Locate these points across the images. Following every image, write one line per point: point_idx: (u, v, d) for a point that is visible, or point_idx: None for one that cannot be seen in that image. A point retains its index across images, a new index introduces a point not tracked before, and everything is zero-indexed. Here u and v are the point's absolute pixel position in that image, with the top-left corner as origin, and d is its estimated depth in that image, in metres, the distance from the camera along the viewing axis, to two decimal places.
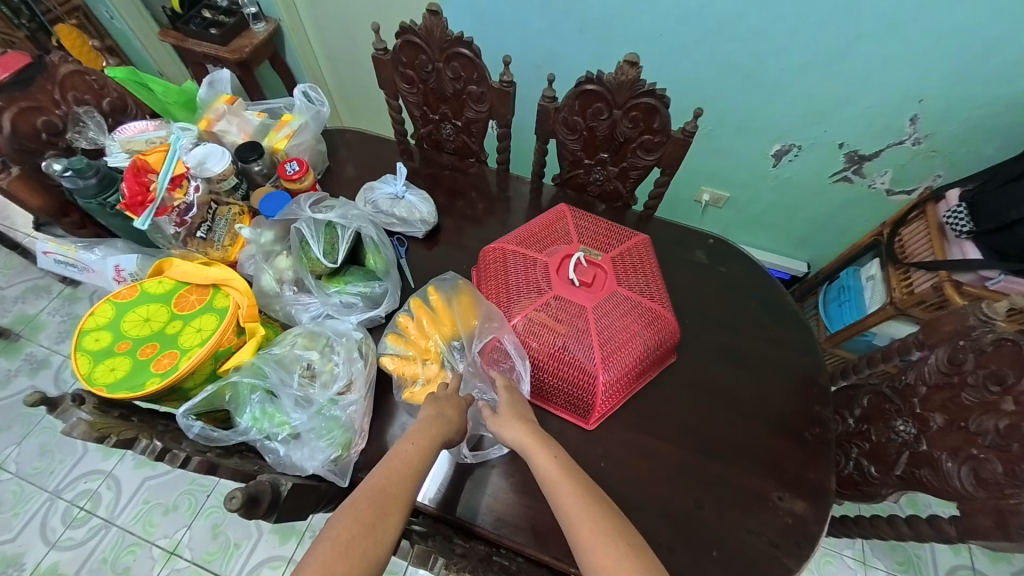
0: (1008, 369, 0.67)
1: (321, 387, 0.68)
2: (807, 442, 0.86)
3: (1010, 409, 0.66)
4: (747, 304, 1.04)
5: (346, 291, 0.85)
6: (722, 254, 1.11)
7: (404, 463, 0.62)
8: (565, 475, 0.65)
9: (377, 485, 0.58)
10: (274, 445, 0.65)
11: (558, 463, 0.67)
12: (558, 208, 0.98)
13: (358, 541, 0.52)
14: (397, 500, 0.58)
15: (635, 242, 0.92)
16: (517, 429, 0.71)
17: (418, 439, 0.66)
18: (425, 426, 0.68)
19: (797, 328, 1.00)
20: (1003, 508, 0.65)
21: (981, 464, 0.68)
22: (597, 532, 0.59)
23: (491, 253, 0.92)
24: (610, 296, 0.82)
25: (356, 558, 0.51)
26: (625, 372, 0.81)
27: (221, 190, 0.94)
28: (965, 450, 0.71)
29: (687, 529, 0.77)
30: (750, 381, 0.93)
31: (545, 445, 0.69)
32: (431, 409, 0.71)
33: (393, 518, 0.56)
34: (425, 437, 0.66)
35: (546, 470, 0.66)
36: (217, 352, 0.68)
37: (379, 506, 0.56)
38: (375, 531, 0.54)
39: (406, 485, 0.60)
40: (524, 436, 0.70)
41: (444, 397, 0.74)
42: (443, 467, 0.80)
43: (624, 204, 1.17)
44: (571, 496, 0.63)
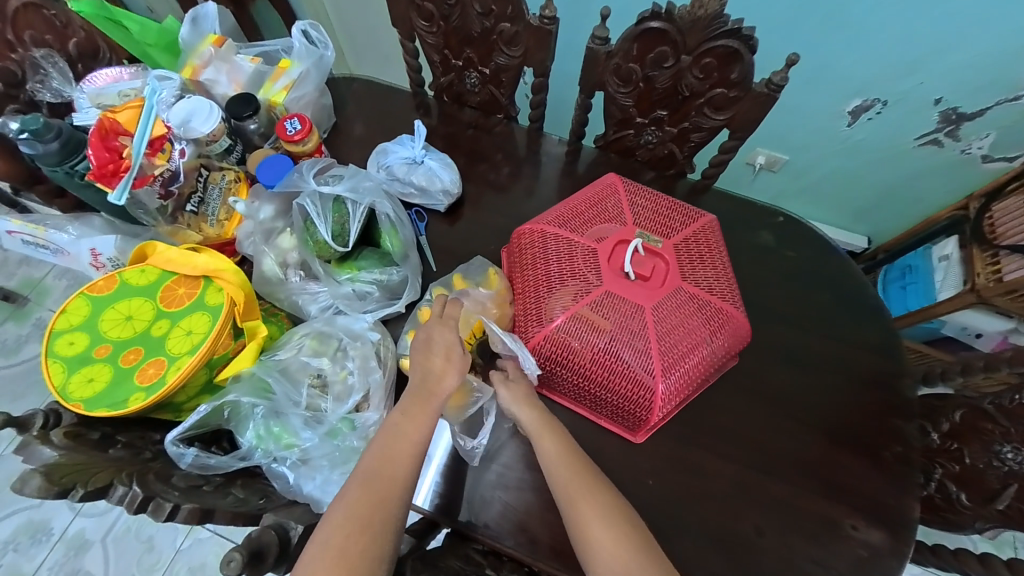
0: None
1: (334, 401, 0.58)
2: (885, 462, 0.75)
3: None
4: (820, 297, 0.89)
5: (360, 279, 0.75)
6: (793, 235, 0.95)
7: (386, 454, 0.53)
8: (572, 470, 0.61)
9: (370, 472, 0.51)
10: (282, 471, 0.55)
11: (566, 449, 0.63)
12: (606, 178, 0.82)
13: (355, 541, 0.47)
14: (393, 486, 0.51)
15: (700, 226, 0.75)
16: (524, 410, 0.66)
17: (410, 410, 0.57)
18: (418, 390, 0.58)
19: (878, 326, 0.86)
20: None
21: None
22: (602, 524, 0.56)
23: (527, 235, 0.77)
24: (673, 294, 0.68)
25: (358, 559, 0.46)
26: (688, 383, 0.68)
27: (212, 154, 0.82)
28: None
29: (744, 559, 0.68)
30: (823, 389, 0.80)
31: (553, 430, 0.65)
32: (422, 364, 0.60)
33: (391, 508, 0.50)
34: (420, 404, 0.57)
35: (550, 460, 0.62)
36: (212, 359, 0.57)
37: (375, 501, 0.49)
38: (370, 530, 0.48)
39: (403, 466, 0.53)
40: (530, 416, 0.66)
41: (434, 342, 0.62)
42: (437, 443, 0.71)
43: (677, 172, 1.00)
44: (575, 491, 0.59)
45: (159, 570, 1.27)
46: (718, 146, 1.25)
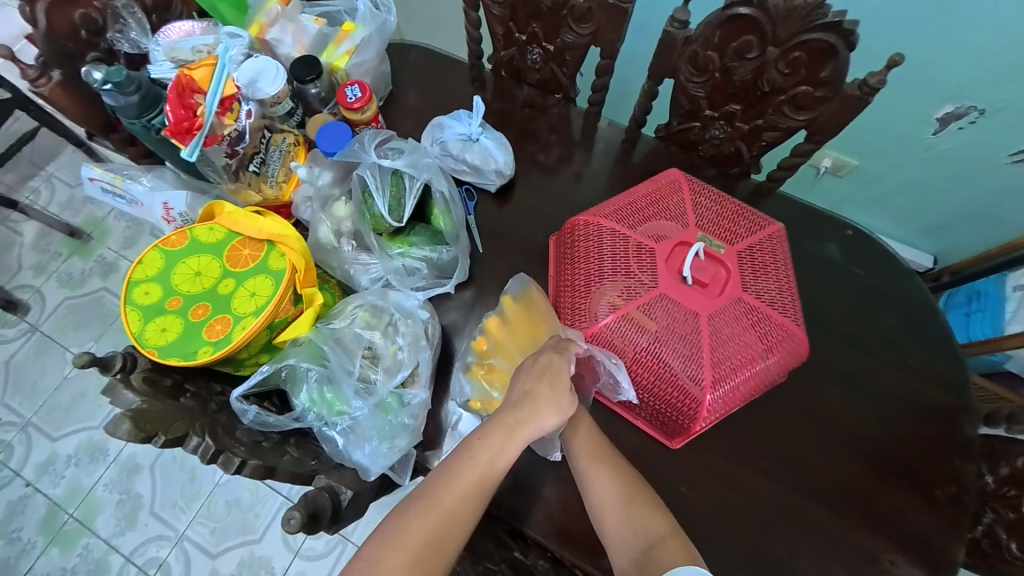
0: None
1: (384, 374, 0.60)
2: (935, 502, 0.72)
3: None
4: (883, 320, 0.82)
5: (411, 255, 0.76)
6: (860, 251, 0.88)
7: (451, 486, 0.53)
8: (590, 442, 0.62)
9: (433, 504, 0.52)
10: (331, 435, 0.58)
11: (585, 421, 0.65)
12: (670, 174, 0.78)
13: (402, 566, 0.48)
14: (453, 526, 0.51)
15: (767, 234, 0.70)
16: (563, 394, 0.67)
17: (491, 435, 0.56)
18: (510, 415, 0.57)
19: (947, 357, 0.81)
20: None
21: None
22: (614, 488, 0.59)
23: (581, 227, 0.75)
24: (731, 305, 0.65)
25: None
26: (737, 397, 0.67)
27: (275, 116, 0.83)
28: None
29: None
30: (874, 417, 0.77)
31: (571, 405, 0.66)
32: (522, 387, 0.60)
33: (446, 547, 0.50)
34: (506, 432, 0.56)
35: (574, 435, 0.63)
36: (273, 322, 0.60)
37: (434, 539, 0.50)
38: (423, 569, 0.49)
39: (468, 508, 0.52)
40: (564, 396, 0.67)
41: (539, 364, 0.61)
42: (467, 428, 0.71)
43: (741, 172, 0.94)
44: (593, 460, 0.61)
45: (200, 499, 1.38)
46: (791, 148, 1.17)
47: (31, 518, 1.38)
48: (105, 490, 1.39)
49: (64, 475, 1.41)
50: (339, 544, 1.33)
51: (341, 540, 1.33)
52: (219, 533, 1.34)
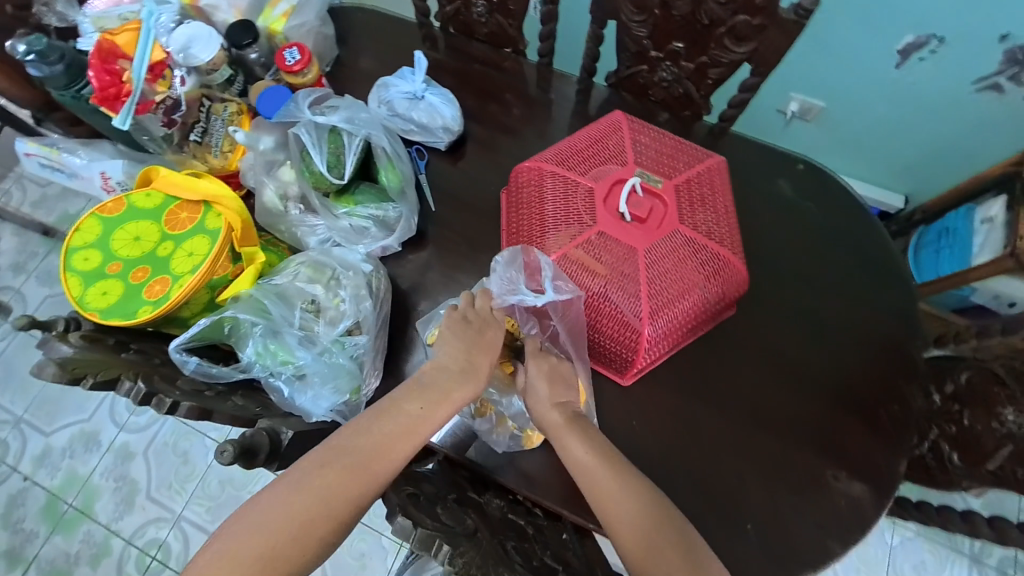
0: None
1: (327, 325, 0.61)
2: (881, 423, 0.72)
3: None
4: (835, 250, 0.82)
5: (357, 213, 0.76)
6: (813, 185, 0.86)
7: (370, 435, 0.54)
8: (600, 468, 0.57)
9: (350, 451, 0.52)
10: (278, 386, 0.59)
11: (588, 444, 0.59)
12: (612, 115, 0.77)
13: (306, 508, 0.49)
14: (364, 474, 0.52)
15: (706, 167, 0.70)
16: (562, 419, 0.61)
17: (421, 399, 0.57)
18: (439, 377, 0.59)
19: (895, 284, 0.80)
20: None
21: None
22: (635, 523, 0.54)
23: (525, 173, 0.75)
24: (669, 238, 0.66)
25: (300, 518, 0.49)
26: (678, 328, 0.68)
27: (214, 84, 0.82)
28: None
29: (719, 502, 0.69)
30: (824, 345, 0.77)
31: (578, 428, 0.60)
32: (457, 349, 0.62)
33: (352, 492, 0.51)
34: (433, 395, 0.58)
35: (586, 468, 0.57)
36: (212, 280, 0.60)
37: (342, 481, 0.51)
38: (322, 511, 0.50)
39: (386, 462, 0.53)
40: (565, 423, 0.60)
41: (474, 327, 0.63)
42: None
43: (693, 114, 0.93)
44: (610, 496, 0.56)
45: (194, 480, 1.42)
46: (736, 83, 1.14)
47: (32, 508, 1.43)
48: (102, 477, 1.44)
49: (60, 465, 1.45)
50: None
51: None
52: (214, 511, 1.39)
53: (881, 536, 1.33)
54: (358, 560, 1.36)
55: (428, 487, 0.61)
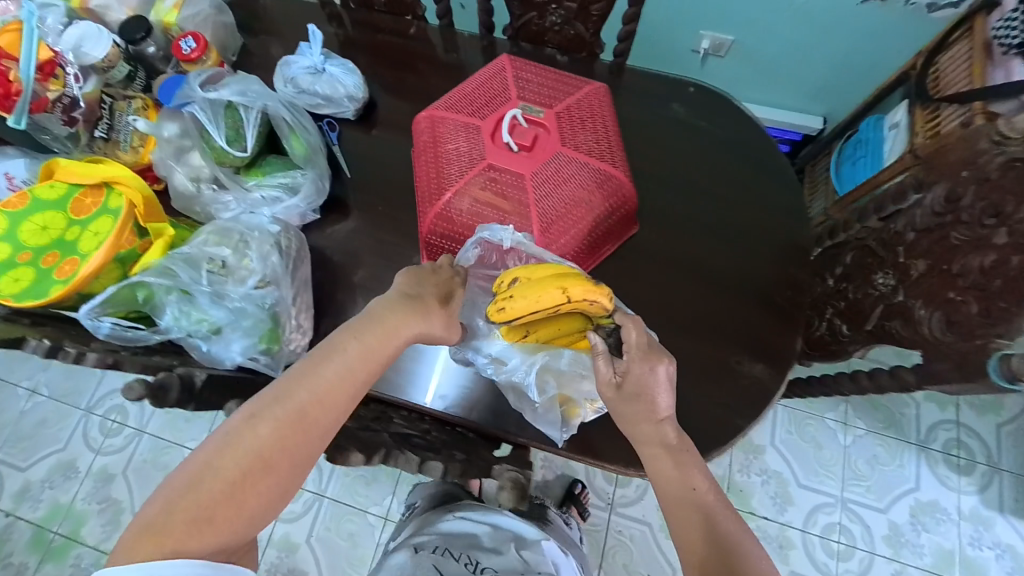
0: (1009, 197, 0.55)
1: (237, 283, 0.65)
2: (779, 308, 0.79)
3: (1001, 242, 0.56)
4: (727, 160, 0.88)
5: (267, 184, 0.79)
6: (704, 104, 0.92)
7: (323, 380, 0.56)
8: (677, 490, 0.60)
9: (306, 395, 0.55)
10: (196, 343, 0.64)
11: (675, 469, 0.61)
12: (499, 59, 0.80)
13: (262, 452, 0.51)
14: (320, 416, 0.55)
15: (585, 93, 0.75)
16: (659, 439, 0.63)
17: (372, 339, 0.59)
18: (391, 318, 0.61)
19: (783, 185, 0.86)
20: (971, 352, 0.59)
21: (957, 308, 0.62)
22: (703, 543, 0.56)
23: (422, 124, 0.78)
24: (554, 160, 0.70)
25: (256, 461, 0.51)
26: (574, 246, 0.73)
27: (114, 81, 0.85)
28: (942, 296, 0.63)
29: None
30: (722, 247, 0.82)
31: (676, 454, 0.62)
32: (409, 290, 0.64)
33: (306, 434, 0.54)
34: (382, 337, 0.60)
35: (673, 488, 0.60)
36: (120, 256, 0.64)
37: (297, 425, 0.53)
38: (279, 451, 0.52)
39: (338, 402, 0.56)
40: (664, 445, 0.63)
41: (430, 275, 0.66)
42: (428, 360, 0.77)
43: (589, 54, 0.97)
44: (687, 517, 0.58)
45: None
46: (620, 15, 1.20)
47: (20, 542, 1.45)
48: (86, 502, 1.47)
49: (42, 498, 1.48)
50: (316, 501, 1.44)
51: (316, 497, 1.44)
52: None
53: (834, 438, 1.42)
54: (348, 539, 1.42)
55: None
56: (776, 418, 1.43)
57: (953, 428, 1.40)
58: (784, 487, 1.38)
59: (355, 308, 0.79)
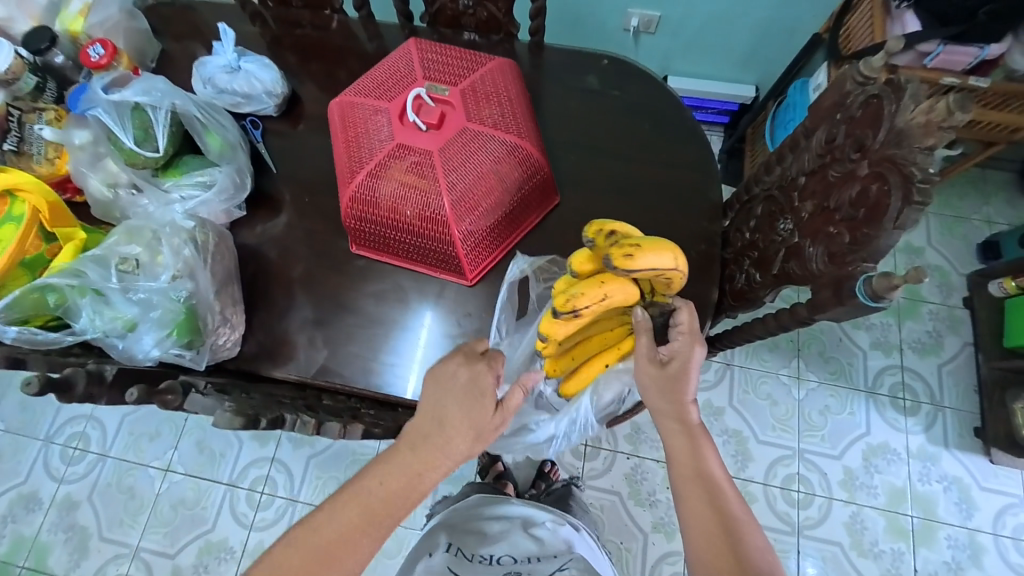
0: (868, 130, 0.58)
1: (149, 277, 0.66)
2: (694, 261, 0.82)
3: (864, 173, 0.58)
4: (642, 127, 0.91)
5: (185, 182, 0.79)
6: (618, 76, 0.94)
7: (382, 479, 0.59)
8: (692, 470, 0.63)
9: (368, 499, 0.59)
10: (113, 340, 0.65)
11: (689, 449, 0.64)
12: (405, 43, 0.82)
13: (328, 549, 0.57)
14: (377, 517, 0.59)
15: (487, 70, 0.78)
16: (673, 419, 0.65)
17: (418, 444, 0.60)
18: (435, 416, 0.60)
19: (696, 145, 0.89)
20: (843, 277, 0.61)
21: (833, 240, 0.62)
22: (709, 518, 0.61)
23: (336, 110, 0.80)
24: (460, 137, 0.72)
25: (324, 560, 0.56)
26: (488, 218, 0.75)
27: (23, 94, 0.83)
28: (823, 231, 0.64)
29: None
30: (640, 210, 0.85)
31: (697, 442, 0.64)
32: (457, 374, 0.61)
33: (368, 534, 0.58)
34: (423, 437, 0.60)
35: (682, 469, 0.64)
36: (24, 259, 0.65)
37: (359, 523, 0.58)
38: (345, 551, 0.57)
39: (392, 505, 0.59)
40: (680, 428, 0.64)
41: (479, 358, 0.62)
42: (412, 341, 0.78)
43: (506, 35, 0.98)
44: (695, 494, 0.62)
45: (146, 510, 1.44)
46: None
47: None
48: (51, 532, 1.43)
49: (5, 532, 1.44)
50: (288, 506, 1.43)
51: (289, 503, 1.43)
52: (172, 534, 1.42)
53: (788, 394, 1.46)
54: None
55: (268, 388, 0.76)
56: (733, 380, 1.47)
57: (898, 372, 1.46)
58: (744, 444, 1.42)
59: (285, 298, 0.80)
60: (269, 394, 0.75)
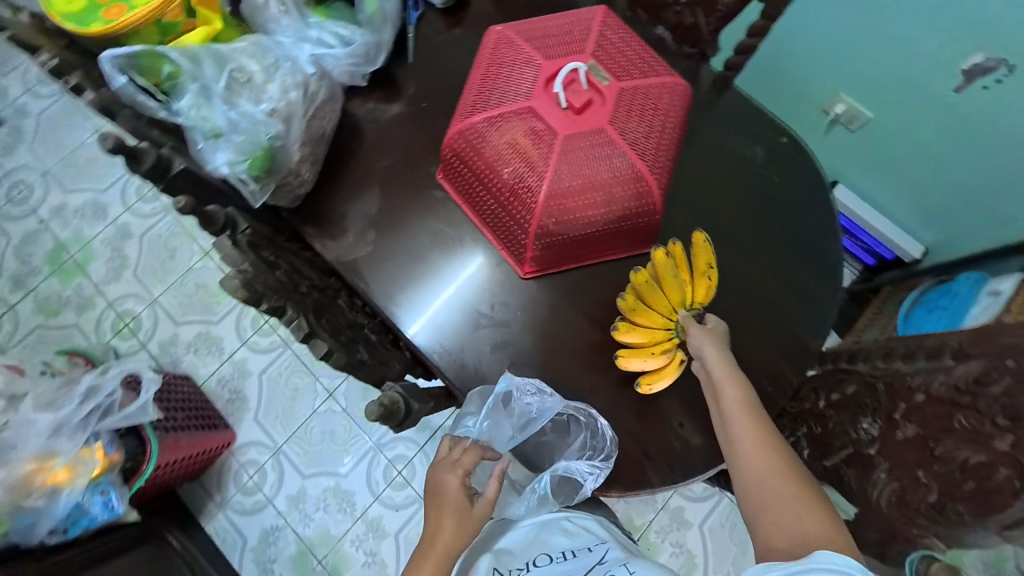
0: None
1: (253, 99, 0.68)
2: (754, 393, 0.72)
3: (1000, 448, 0.53)
4: (781, 226, 0.78)
5: (327, 27, 0.77)
6: (788, 160, 0.81)
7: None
8: (743, 405, 0.63)
9: None
10: (196, 138, 0.66)
11: (739, 393, 0.63)
12: (594, 13, 0.76)
13: None
14: None
15: (655, 83, 0.71)
16: (715, 356, 0.66)
17: (442, 544, 0.62)
18: (445, 520, 0.62)
19: (822, 280, 0.76)
20: (902, 528, 0.66)
21: (913, 488, 0.63)
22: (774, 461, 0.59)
23: (491, 40, 0.75)
24: (594, 132, 0.66)
25: None
26: (576, 224, 0.69)
27: None
28: (910, 471, 0.64)
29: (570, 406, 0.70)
30: (729, 308, 0.74)
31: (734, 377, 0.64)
32: (443, 488, 0.63)
33: None
34: (441, 539, 0.62)
35: (728, 400, 0.63)
36: (161, 22, 0.68)
37: None
38: None
39: None
40: (719, 364, 0.65)
41: (458, 467, 0.64)
42: (438, 290, 0.74)
43: (699, 53, 0.87)
44: (740, 424, 0.62)
45: None
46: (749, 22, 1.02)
47: None
48: None
49: None
50: None
51: None
52: None
53: None
54: None
55: (298, 263, 0.76)
56: None
57: None
58: None
59: (356, 186, 0.79)
60: (297, 270, 0.75)
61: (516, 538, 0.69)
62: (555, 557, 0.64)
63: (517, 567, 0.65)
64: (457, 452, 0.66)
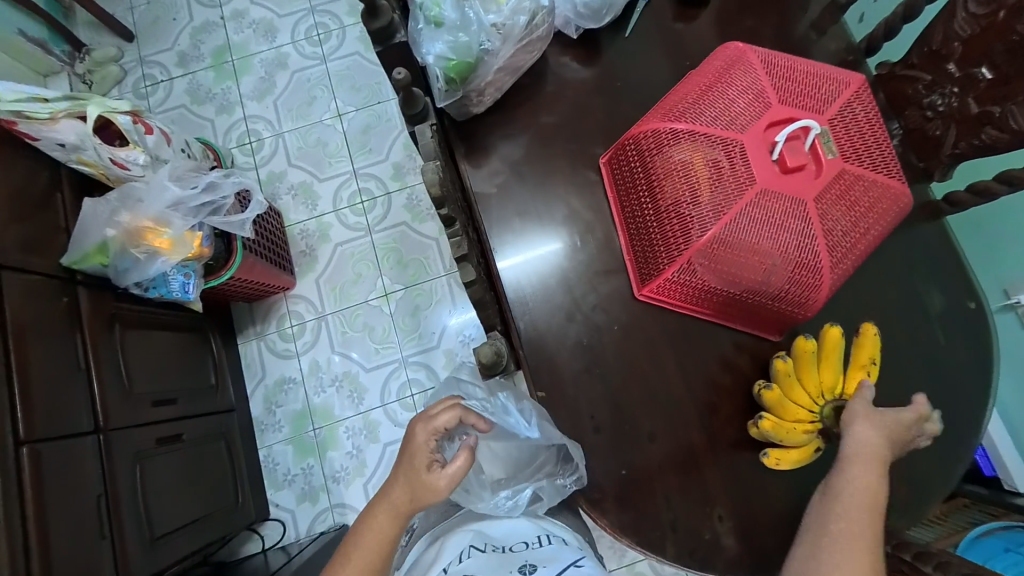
0: None
1: (483, 5, 0.67)
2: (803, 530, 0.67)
3: None
4: (918, 386, 0.70)
5: None
6: (964, 323, 0.72)
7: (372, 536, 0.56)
8: (873, 480, 0.56)
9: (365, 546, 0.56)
10: (418, 20, 0.67)
11: (872, 467, 0.57)
12: (848, 77, 0.68)
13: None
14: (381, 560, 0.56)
15: (879, 180, 0.64)
16: (868, 431, 0.59)
17: (398, 505, 0.57)
18: (404, 482, 0.58)
19: (930, 461, 0.69)
20: None
21: None
22: (855, 531, 0.54)
23: (727, 55, 0.70)
24: (794, 200, 0.61)
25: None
26: (722, 278, 0.65)
27: None
28: None
29: (620, 438, 0.68)
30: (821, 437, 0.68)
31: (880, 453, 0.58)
32: (412, 446, 0.60)
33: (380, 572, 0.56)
34: (398, 499, 0.57)
35: (856, 464, 0.57)
36: None
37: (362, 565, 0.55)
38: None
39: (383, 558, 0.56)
40: (875, 437, 0.58)
41: (428, 430, 0.60)
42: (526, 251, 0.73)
43: (924, 168, 0.78)
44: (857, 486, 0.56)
45: None
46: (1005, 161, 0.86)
47: None
48: None
49: None
50: None
51: None
52: None
53: None
54: None
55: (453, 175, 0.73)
56: None
57: None
58: None
59: (527, 134, 0.77)
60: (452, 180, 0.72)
61: (499, 527, 0.65)
62: (530, 545, 0.61)
63: (494, 547, 0.61)
64: (437, 412, 0.62)
